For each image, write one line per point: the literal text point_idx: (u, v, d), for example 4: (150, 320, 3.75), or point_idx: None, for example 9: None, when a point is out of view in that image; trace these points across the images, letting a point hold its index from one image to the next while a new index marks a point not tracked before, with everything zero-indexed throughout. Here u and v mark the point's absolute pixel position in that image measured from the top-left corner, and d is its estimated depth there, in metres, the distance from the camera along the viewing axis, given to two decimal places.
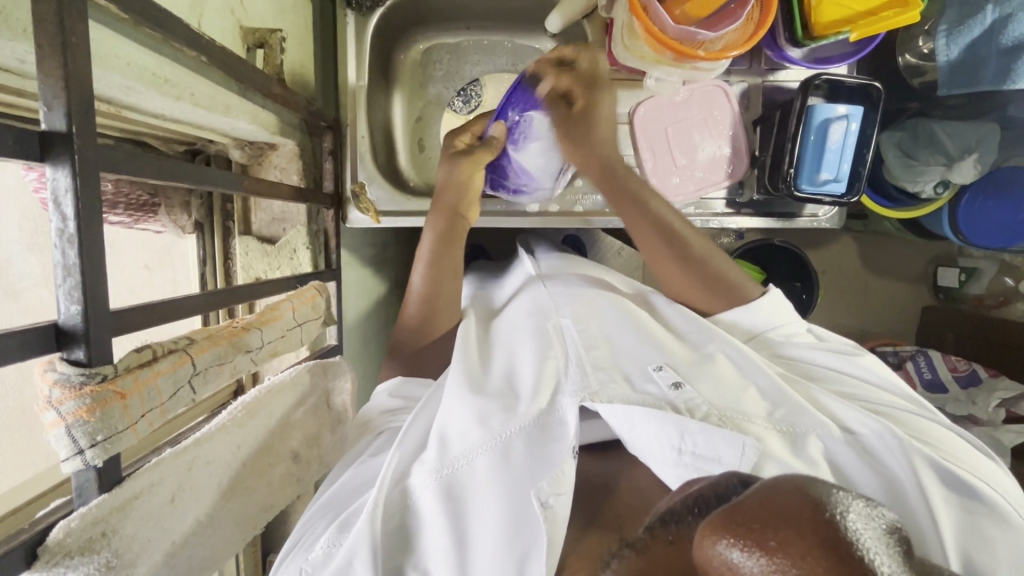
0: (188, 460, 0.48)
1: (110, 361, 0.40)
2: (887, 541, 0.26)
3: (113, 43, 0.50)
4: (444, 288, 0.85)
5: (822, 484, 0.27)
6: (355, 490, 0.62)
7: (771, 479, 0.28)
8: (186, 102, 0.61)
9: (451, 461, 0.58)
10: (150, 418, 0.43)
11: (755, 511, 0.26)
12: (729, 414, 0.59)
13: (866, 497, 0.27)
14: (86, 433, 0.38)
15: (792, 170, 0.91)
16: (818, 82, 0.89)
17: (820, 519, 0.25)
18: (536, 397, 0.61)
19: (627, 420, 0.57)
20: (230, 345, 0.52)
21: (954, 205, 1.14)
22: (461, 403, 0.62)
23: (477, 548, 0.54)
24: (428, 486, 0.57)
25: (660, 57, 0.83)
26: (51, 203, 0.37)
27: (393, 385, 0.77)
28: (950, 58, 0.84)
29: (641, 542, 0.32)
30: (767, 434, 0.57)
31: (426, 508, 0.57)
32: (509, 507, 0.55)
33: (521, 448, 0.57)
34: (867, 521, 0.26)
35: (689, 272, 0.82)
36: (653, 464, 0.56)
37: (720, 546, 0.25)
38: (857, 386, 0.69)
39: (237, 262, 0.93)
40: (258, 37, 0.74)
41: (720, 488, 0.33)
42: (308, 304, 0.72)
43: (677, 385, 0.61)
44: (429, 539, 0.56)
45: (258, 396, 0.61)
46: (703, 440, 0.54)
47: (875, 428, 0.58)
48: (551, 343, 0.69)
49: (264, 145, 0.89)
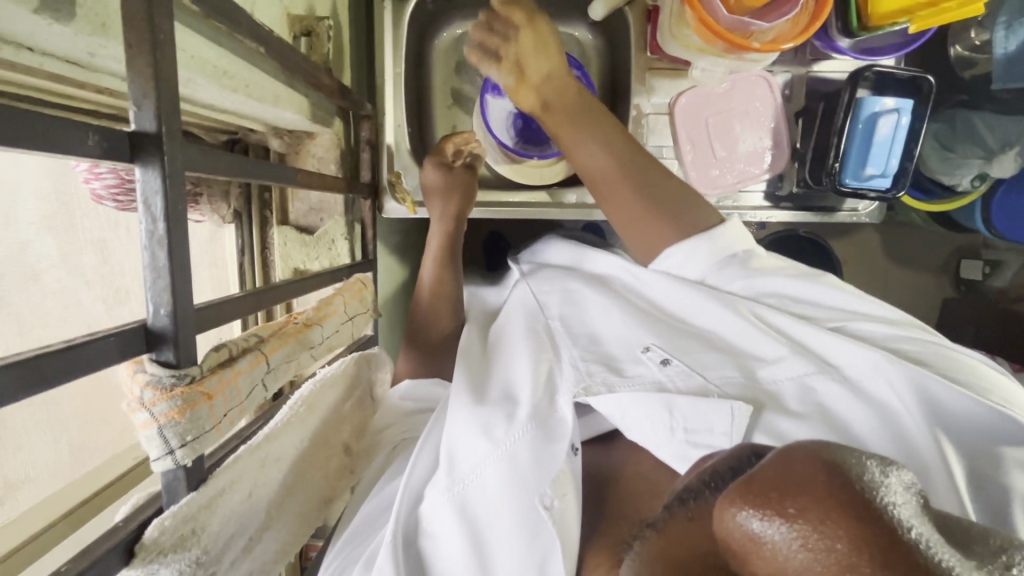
0: (260, 458, 0.49)
1: (197, 362, 0.40)
2: (910, 495, 0.26)
3: (180, 36, 0.49)
4: (450, 280, 0.90)
5: (836, 448, 0.27)
6: (375, 520, 0.63)
7: (784, 448, 0.28)
8: (240, 94, 0.60)
9: (460, 478, 0.59)
10: (232, 417, 0.43)
11: (768, 478, 0.26)
12: (713, 386, 0.56)
13: (879, 457, 0.27)
14: (177, 433, 0.38)
15: (836, 164, 0.90)
16: (868, 74, 0.88)
17: (834, 482, 0.25)
18: (533, 399, 0.61)
19: (617, 406, 0.57)
20: (297, 343, 0.52)
21: (988, 199, 1.13)
22: (463, 414, 0.62)
23: (497, 563, 0.55)
24: (443, 504, 0.58)
25: (710, 47, 0.82)
26: (140, 204, 0.37)
27: (405, 388, 0.77)
28: (1008, 50, 0.82)
29: (662, 520, 0.35)
30: (754, 397, 0.55)
31: (443, 530, 0.58)
32: (522, 514, 0.55)
33: (528, 453, 0.57)
34: (901, 494, 0.25)
35: (657, 211, 0.70)
36: (651, 447, 0.55)
37: (740, 518, 0.26)
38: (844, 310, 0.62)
39: (276, 252, 0.93)
40: (305, 24, 0.73)
41: (734, 462, 0.34)
42: (357, 297, 0.72)
43: (666, 363, 0.60)
44: (449, 558, 0.57)
45: (313, 391, 0.61)
46: (693, 415, 0.53)
47: (865, 364, 0.53)
48: (545, 343, 0.69)
49: (303, 134, 0.89)
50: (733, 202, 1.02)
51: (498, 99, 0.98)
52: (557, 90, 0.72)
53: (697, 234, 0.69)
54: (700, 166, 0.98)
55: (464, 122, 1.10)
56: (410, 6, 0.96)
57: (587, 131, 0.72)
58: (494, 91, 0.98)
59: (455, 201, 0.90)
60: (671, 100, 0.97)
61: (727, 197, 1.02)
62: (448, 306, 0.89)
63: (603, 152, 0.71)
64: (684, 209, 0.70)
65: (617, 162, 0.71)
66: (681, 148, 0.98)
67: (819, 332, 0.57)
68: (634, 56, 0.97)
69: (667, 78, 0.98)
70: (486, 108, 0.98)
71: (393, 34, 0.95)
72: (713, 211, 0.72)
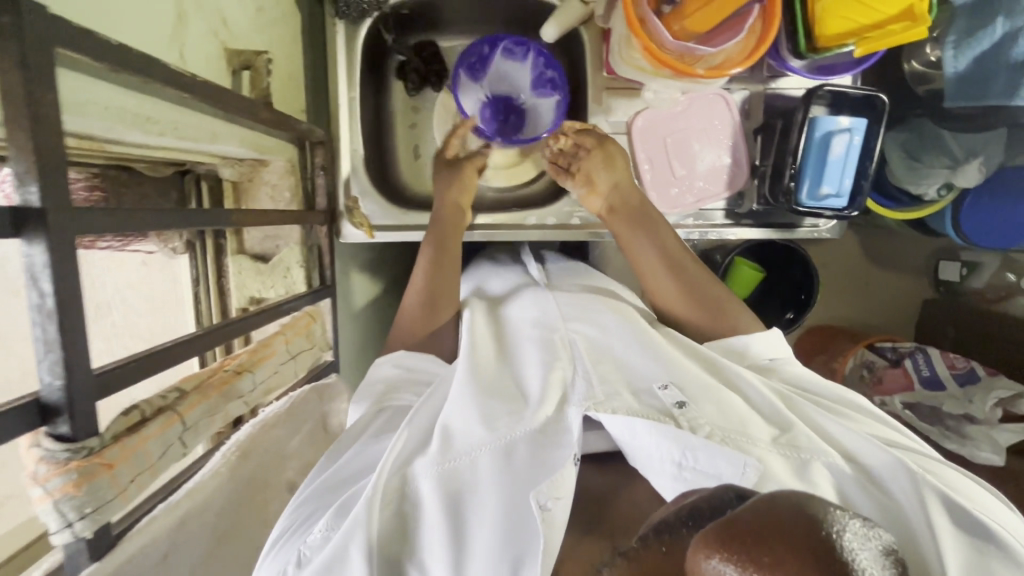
0: (179, 515, 0.48)
1: (97, 432, 0.39)
2: (883, 562, 0.26)
3: (92, 88, 0.48)
4: (444, 279, 0.85)
5: (819, 502, 0.29)
6: (354, 478, 0.59)
7: (768, 495, 0.29)
8: (169, 137, 0.60)
9: (457, 453, 0.56)
10: (140, 482, 0.42)
11: (751, 525, 0.27)
12: (731, 435, 0.57)
13: (863, 518, 0.28)
14: (74, 507, 0.38)
15: (792, 183, 0.90)
16: (822, 92, 0.87)
17: (813, 532, 0.26)
18: (544, 403, 0.61)
19: (628, 429, 0.58)
20: (221, 396, 0.52)
21: (958, 207, 1.12)
22: (471, 399, 0.62)
23: (474, 546, 0.51)
24: (430, 476, 0.55)
25: (658, 71, 0.81)
26: (28, 280, 0.36)
27: (396, 356, 0.77)
28: (958, 69, 0.81)
29: (633, 550, 0.35)
30: (769, 457, 0.56)
31: (426, 496, 0.54)
32: (506, 506, 0.52)
33: (524, 449, 0.56)
34: (863, 540, 0.26)
35: (695, 299, 0.81)
36: (651, 476, 0.56)
37: (712, 562, 0.26)
38: (868, 424, 0.64)
39: (231, 281, 0.93)
40: (244, 58, 0.72)
41: (715, 501, 0.34)
42: (302, 334, 0.71)
43: (681, 405, 0.60)
44: (425, 532, 0.53)
45: (251, 435, 0.61)
46: (705, 458, 0.54)
47: (879, 455, 0.55)
48: (559, 352, 0.69)
49: (255, 162, 0.88)
50: (695, 220, 1.01)
51: (472, 80, 0.99)
52: (619, 195, 0.89)
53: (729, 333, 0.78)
54: (659, 186, 0.98)
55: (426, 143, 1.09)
56: (365, 28, 0.95)
57: (640, 226, 0.86)
58: (466, 72, 0.98)
59: (458, 211, 0.92)
60: (629, 119, 0.97)
61: (691, 215, 1.01)
62: (443, 306, 0.84)
63: (655, 250, 0.84)
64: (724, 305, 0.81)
65: (662, 261, 0.83)
66: (640, 167, 0.97)
67: (843, 430, 0.60)
68: (590, 76, 0.97)
69: (624, 98, 0.97)
70: (455, 86, 0.98)
71: (347, 58, 0.94)
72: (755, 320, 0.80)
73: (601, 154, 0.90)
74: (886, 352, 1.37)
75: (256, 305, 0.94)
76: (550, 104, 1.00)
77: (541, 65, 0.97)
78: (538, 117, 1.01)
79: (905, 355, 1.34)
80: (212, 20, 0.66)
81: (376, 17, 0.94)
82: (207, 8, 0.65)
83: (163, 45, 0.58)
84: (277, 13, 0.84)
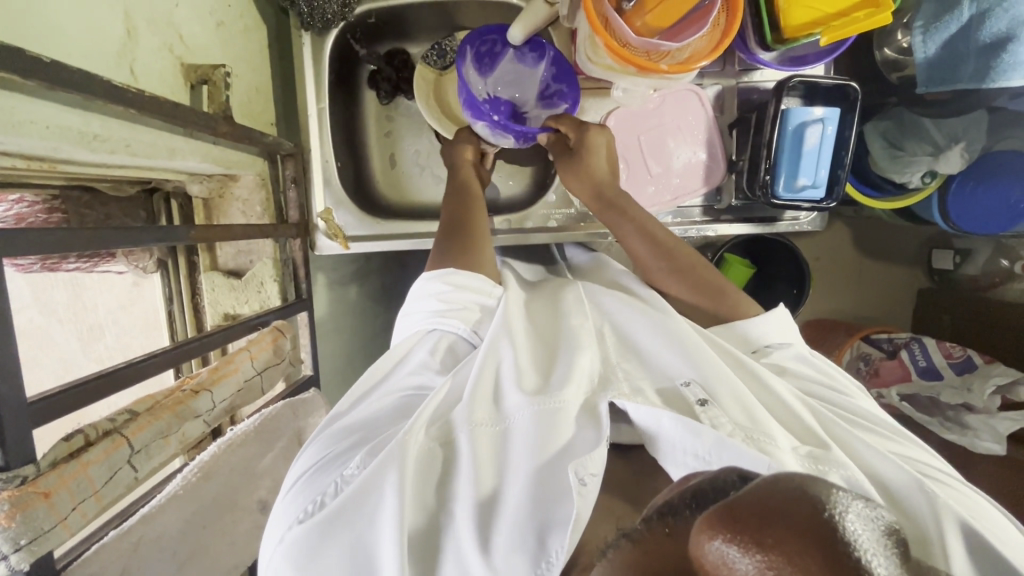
0: (133, 541, 0.49)
1: (32, 460, 0.39)
2: (885, 543, 0.25)
3: (29, 107, 0.47)
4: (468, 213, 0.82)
5: (819, 485, 0.26)
6: (382, 420, 0.61)
7: (770, 478, 0.27)
8: (120, 154, 0.59)
9: (494, 418, 0.57)
10: (84, 509, 0.41)
11: (752, 505, 0.25)
12: (753, 434, 0.53)
13: (861, 496, 0.26)
14: (9, 538, 0.36)
15: (767, 177, 0.88)
16: (793, 83, 0.86)
17: (818, 517, 0.24)
18: (571, 375, 0.60)
19: (653, 418, 0.55)
20: (174, 416, 0.51)
21: (943, 193, 1.09)
22: (506, 361, 0.63)
23: (506, 500, 0.50)
24: (467, 426, 0.55)
25: (625, 69, 0.80)
26: None
27: (443, 273, 0.72)
28: (927, 55, 0.80)
29: (637, 532, 0.31)
30: (792, 461, 0.51)
31: (460, 445, 0.54)
32: (536, 476, 0.51)
33: (561, 418, 0.55)
34: (866, 522, 0.25)
35: (682, 283, 0.81)
36: (670, 467, 0.53)
37: (714, 544, 0.24)
38: (893, 439, 0.64)
39: (205, 297, 0.92)
40: (202, 73, 0.72)
41: (717, 483, 0.31)
42: (269, 349, 0.70)
43: (703, 403, 0.57)
44: (456, 481, 0.52)
45: (215, 454, 0.60)
46: (731, 461, 0.50)
47: (902, 471, 0.55)
48: (586, 338, 0.65)
49: (224, 177, 0.88)
50: (674, 219, 1.01)
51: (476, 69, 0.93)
52: (593, 185, 0.86)
53: (725, 315, 0.77)
54: (635, 184, 0.97)
55: (403, 151, 1.05)
56: (331, 39, 0.93)
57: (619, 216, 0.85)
58: (472, 59, 0.92)
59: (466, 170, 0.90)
60: (601, 120, 0.96)
61: (670, 213, 1.00)
62: (481, 238, 0.79)
63: (642, 241, 0.83)
64: (714, 284, 0.80)
65: (652, 251, 0.82)
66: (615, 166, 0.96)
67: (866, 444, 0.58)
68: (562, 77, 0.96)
69: (597, 97, 0.96)
70: (461, 65, 0.91)
71: (314, 69, 0.93)
72: (757, 307, 0.78)
73: (568, 161, 0.88)
74: (882, 343, 1.34)
75: (232, 321, 0.93)
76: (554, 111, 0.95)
77: (551, 75, 0.94)
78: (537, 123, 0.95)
79: (901, 347, 1.30)
80: (165, 34, 0.66)
81: (343, 26, 0.93)
82: (159, 23, 0.65)
83: (111, 63, 0.57)
84: (239, 28, 0.83)
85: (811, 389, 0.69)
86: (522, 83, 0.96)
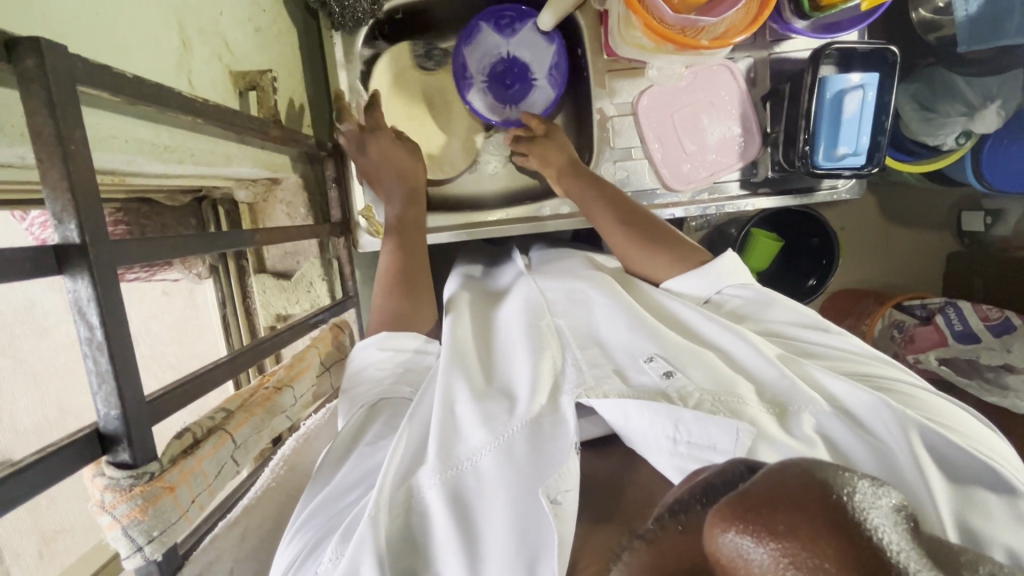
0: (238, 531, 0.53)
1: (156, 457, 0.41)
2: (897, 519, 0.23)
3: (111, 123, 0.49)
4: (413, 264, 0.80)
5: (826, 466, 0.25)
6: (348, 498, 0.56)
7: (777, 464, 0.25)
8: (187, 164, 0.61)
9: (456, 460, 0.52)
10: (200, 501, 0.45)
11: (762, 496, 0.23)
12: (723, 397, 0.55)
13: (871, 477, 0.24)
14: (143, 530, 0.40)
15: (807, 147, 0.87)
16: (829, 51, 0.84)
17: (827, 501, 0.22)
18: (535, 396, 0.56)
19: (620, 413, 0.54)
20: (265, 412, 0.55)
21: (977, 152, 1.07)
22: (457, 393, 0.58)
23: (488, 546, 0.49)
24: (435, 487, 0.51)
25: (661, 47, 0.80)
26: (76, 314, 0.37)
27: (380, 338, 0.68)
28: (969, 12, 0.78)
29: (650, 531, 0.29)
30: (762, 415, 0.53)
31: (435, 509, 0.51)
32: (518, 511, 0.50)
33: (525, 446, 0.52)
34: (875, 500, 0.23)
35: (632, 229, 0.80)
36: (649, 456, 0.52)
37: (729, 536, 0.23)
38: (848, 359, 0.65)
39: (256, 300, 0.95)
40: (249, 79, 0.74)
41: (727, 475, 0.29)
42: (333, 346, 0.73)
43: (669, 374, 0.58)
44: (435, 541, 0.50)
45: (298, 445, 0.63)
46: (698, 429, 0.50)
47: (867, 398, 0.54)
48: (547, 340, 0.64)
49: (268, 181, 0.89)
50: (710, 195, 1.00)
51: (494, 34, 0.96)
52: (556, 157, 0.91)
53: (686, 270, 0.76)
54: (671, 164, 0.97)
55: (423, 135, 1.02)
56: (361, 37, 0.93)
57: (575, 173, 0.88)
58: (493, 24, 0.95)
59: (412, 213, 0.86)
60: (634, 100, 0.95)
61: (705, 190, 1.00)
62: (424, 299, 0.78)
63: (597, 193, 0.85)
64: (667, 233, 0.80)
65: (616, 216, 0.82)
66: (650, 146, 0.96)
67: (827, 374, 0.58)
68: (592, 59, 0.95)
69: (627, 78, 0.95)
70: (474, 33, 0.95)
71: (344, 67, 0.93)
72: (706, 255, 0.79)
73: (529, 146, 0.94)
74: (916, 310, 1.30)
75: (284, 322, 0.96)
76: (548, 98, 0.99)
77: (553, 64, 0.97)
78: (531, 104, 1.00)
79: (936, 312, 1.28)
80: (214, 44, 0.68)
81: (372, 23, 0.93)
82: (208, 33, 0.66)
83: (171, 75, 0.59)
84: (274, 31, 0.84)
85: (775, 331, 0.70)
86: (537, 61, 0.98)
